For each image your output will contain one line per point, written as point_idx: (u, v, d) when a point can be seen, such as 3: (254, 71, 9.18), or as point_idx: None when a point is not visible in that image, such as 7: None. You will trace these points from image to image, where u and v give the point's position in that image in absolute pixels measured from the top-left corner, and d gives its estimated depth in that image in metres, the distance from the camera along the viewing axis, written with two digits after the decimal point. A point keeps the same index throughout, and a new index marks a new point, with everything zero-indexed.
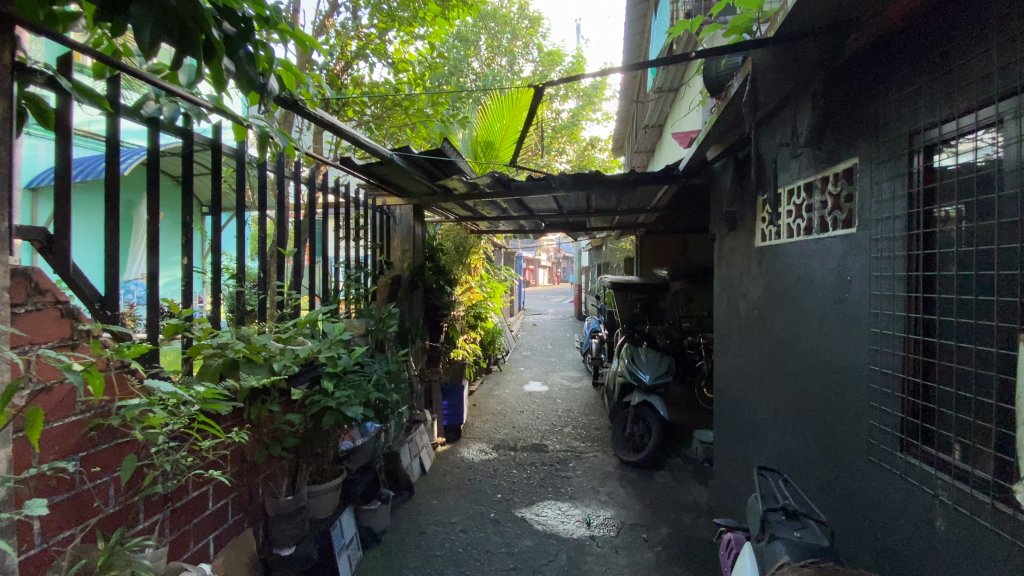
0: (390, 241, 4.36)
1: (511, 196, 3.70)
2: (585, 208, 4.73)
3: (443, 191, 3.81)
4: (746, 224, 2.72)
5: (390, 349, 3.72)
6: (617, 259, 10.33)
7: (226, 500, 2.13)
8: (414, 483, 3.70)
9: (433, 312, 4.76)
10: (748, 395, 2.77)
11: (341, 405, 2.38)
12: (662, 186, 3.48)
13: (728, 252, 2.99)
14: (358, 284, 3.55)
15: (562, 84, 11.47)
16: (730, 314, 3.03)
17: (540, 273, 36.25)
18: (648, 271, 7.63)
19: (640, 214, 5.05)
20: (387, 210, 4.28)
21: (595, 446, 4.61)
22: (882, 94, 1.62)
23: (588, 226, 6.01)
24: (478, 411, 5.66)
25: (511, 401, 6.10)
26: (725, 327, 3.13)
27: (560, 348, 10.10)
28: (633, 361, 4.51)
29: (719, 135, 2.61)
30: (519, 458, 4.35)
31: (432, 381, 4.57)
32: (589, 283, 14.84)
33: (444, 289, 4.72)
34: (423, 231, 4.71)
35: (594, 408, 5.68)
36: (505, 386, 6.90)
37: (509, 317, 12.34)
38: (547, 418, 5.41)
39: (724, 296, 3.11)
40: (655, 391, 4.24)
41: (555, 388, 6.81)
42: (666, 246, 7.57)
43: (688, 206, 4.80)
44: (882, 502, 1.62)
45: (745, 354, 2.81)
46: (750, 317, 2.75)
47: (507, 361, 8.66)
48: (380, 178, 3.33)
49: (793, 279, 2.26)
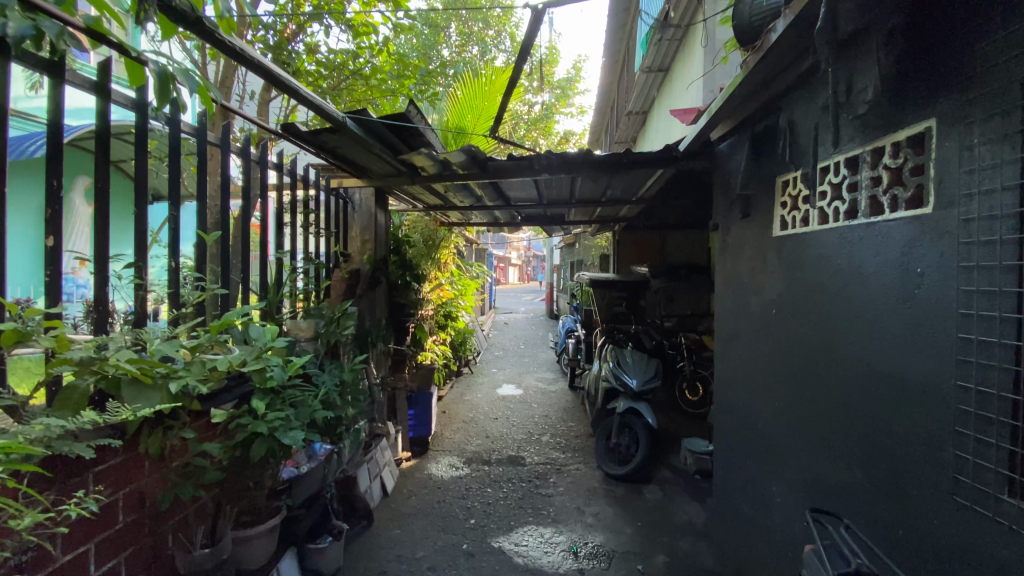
0: (347, 230, 3.83)
1: (487, 178, 3.24)
2: (567, 197, 4.32)
3: (409, 170, 3.31)
4: (762, 209, 2.35)
5: (346, 354, 3.21)
6: (591, 257, 9.99)
7: (116, 561, 1.62)
8: (373, 509, 3.20)
9: (398, 311, 4.25)
10: (762, 407, 2.41)
11: (275, 429, 1.87)
12: (658, 171, 3.08)
13: (738, 242, 2.62)
14: (307, 279, 3.02)
15: (535, 76, 11.06)
16: (738, 313, 2.66)
17: (509, 271, 35.81)
18: (627, 268, 7.31)
19: (625, 205, 4.66)
20: (344, 194, 3.74)
21: (577, 457, 4.20)
22: (988, 28, 1.23)
23: (566, 219, 5.62)
24: (448, 418, 5.18)
25: (484, 407, 5.64)
26: (730, 329, 2.78)
27: (533, 348, 9.71)
28: (618, 364, 4.12)
29: (734, 106, 2.24)
30: (493, 473, 3.90)
31: (396, 388, 4.06)
32: (560, 281, 14.57)
33: (411, 285, 4.22)
34: (387, 221, 4.18)
35: (573, 414, 5.28)
36: (478, 389, 6.45)
37: (480, 316, 11.87)
38: (524, 426, 4.99)
39: (730, 293, 2.75)
40: (642, 397, 3.86)
41: (529, 392, 6.40)
42: (645, 242, 7.26)
43: (676, 198, 4.47)
44: (978, 558, 1.26)
45: (758, 359, 2.45)
46: (764, 318, 2.39)
47: (479, 362, 8.20)
48: (333, 152, 2.81)
49: (829, 273, 1.90)
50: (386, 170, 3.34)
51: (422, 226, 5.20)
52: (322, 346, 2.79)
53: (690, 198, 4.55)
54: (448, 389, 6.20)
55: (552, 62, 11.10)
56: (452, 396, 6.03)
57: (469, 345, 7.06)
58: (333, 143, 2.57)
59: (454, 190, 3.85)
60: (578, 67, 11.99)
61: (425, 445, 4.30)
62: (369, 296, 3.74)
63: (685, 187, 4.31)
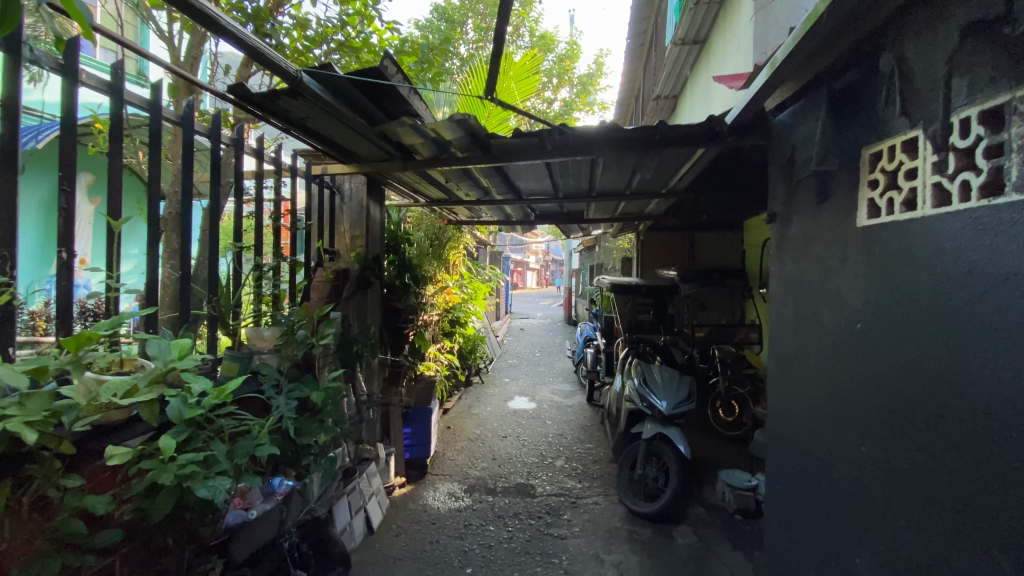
0: (334, 224, 3.36)
1: (492, 162, 2.73)
2: (587, 189, 3.79)
3: (402, 154, 2.82)
4: (844, 190, 1.80)
5: (324, 367, 2.74)
6: (612, 260, 9.39)
7: None
8: (353, 550, 2.72)
9: (392, 317, 3.76)
10: (841, 452, 1.84)
11: (190, 481, 1.42)
12: (699, 152, 2.54)
13: (804, 236, 2.06)
14: (276, 279, 2.56)
15: (555, 72, 10.61)
16: (802, 327, 2.10)
17: (528, 275, 35.24)
18: (652, 272, 6.73)
19: (654, 200, 4.11)
20: (332, 183, 3.27)
21: (596, 487, 3.65)
22: None
23: (586, 217, 5.09)
24: (452, 436, 4.67)
25: (493, 422, 5.12)
26: (790, 347, 2.20)
27: (550, 356, 9.16)
28: (643, 381, 3.56)
29: (808, 55, 1.70)
30: (497, 506, 3.37)
31: (389, 404, 3.58)
32: (580, 285, 13.97)
33: (410, 288, 3.74)
34: (382, 216, 3.70)
35: (591, 433, 4.72)
36: (488, 401, 5.94)
37: (496, 322, 11.40)
38: (535, 447, 4.45)
39: (791, 301, 2.18)
40: (673, 422, 3.30)
41: (543, 405, 5.86)
42: (672, 243, 6.68)
43: (711, 189, 3.92)
44: None
45: (833, 387, 1.88)
46: (843, 334, 1.83)
47: (491, 371, 7.70)
48: (303, 127, 2.35)
49: (958, 275, 1.34)
50: (374, 154, 2.86)
51: (427, 224, 4.73)
52: (288, 359, 2.32)
53: (727, 190, 3.99)
54: (455, 401, 5.70)
55: (573, 57, 10.63)
56: (459, 409, 5.53)
57: (479, 353, 6.56)
58: (299, 113, 2.11)
59: (457, 179, 3.37)
60: (600, 62, 11.45)
61: (422, 468, 3.81)
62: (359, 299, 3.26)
63: (722, 176, 3.77)
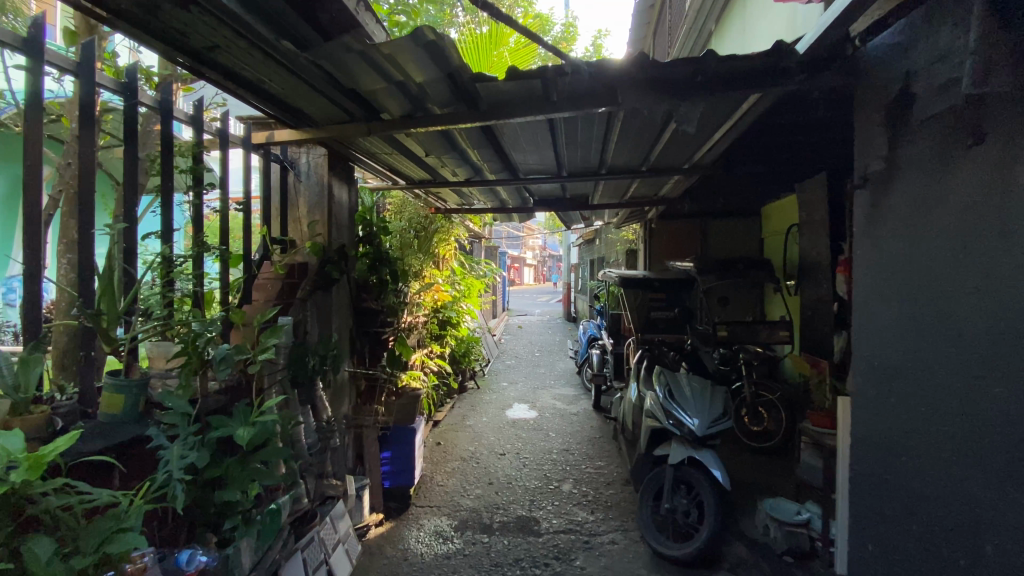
0: (288, 208, 2.73)
1: (480, 120, 2.10)
2: (596, 164, 3.17)
3: (365, 111, 2.19)
4: (1006, 124, 1.21)
5: (266, 389, 2.12)
6: (616, 253, 8.76)
7: None
8: None
9: (365, 321, 3.14)
10: (998, 513, 1.25)
11: None
12: (753, 100, 1.93)
13: (923, 204, 1.47)
14: (196, 274, 1.92)
15: (550, 57, 9.99)
16: (917, 332, 1.51)
17: (525, 272, 34.54)
18: (661, 265, 6.14)
19: (674, 178, 3.50)
20: (283, 155, 2.63)
21: (613, 521, 3.05)
22: None
23: (592, 202, 4.51)
24: (443, 454, 4.06)
25: (489, 436, 4.51)
26: (895, 357, 1.61)
27: (552, 356, 8.55)
28: (665, 387, 2.94)
29: None
30: (495, 549, 2.77)
31: (362, 426, 2.97)
32: (580, 281, 13.36)
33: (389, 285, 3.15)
34: (351, 199, 3.07)
35: (602, 448, 4.12)
36: (484, 410, 5.32)
37: (493, 321, 10.78)
38: (538, 467, 3.85)
39: (897, 295, 1.59)
40: (707, 443, 2.71)
41: (545, 413, 5.25)
42: (685, 233, 6.11)
43: (742, 162, 3.35)
44: None
45: (977, 416, 1.30)
46: (1001, 341, 1.24)
47: (487, 374, 7.08)
48: (222, 67, 1.73)
49: None
50: (325, 115, 2.23)
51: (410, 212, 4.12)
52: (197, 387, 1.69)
53: (760, 163, 3.42)
54: (447, 410, 5.08)
55: (570, 40, 10.02)
56: (452, 420, 4.91)
57: (473, 356, 5.94)
58: (202, 36, 1.49)
59: (438, 150, 2.74)
60: (598, 44, 10.82)
61: (405, 500, 3.20)
62: (320, 300, 2.64)
63: (757, 145, 3.19)
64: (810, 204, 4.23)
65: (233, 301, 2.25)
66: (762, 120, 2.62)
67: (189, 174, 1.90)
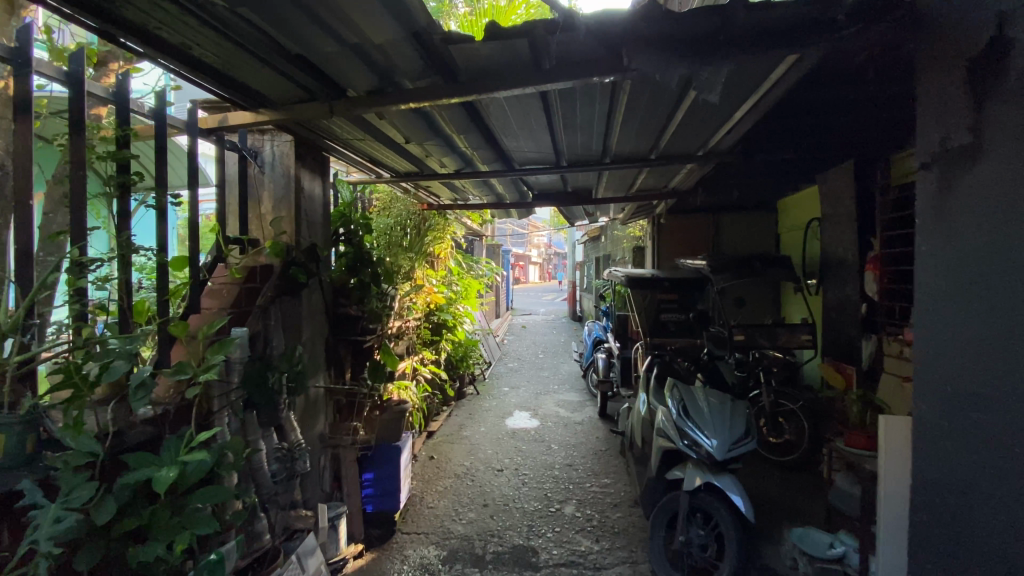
0: (250, 203, 2.42)
1: (459, 98, 1.79)
2: (600, 152, 2.84)
3: (327, 90, 1.88)
4: None
5: (209, 414, 1.82)
6: (623, 250, 8.41)
7: None
8: None
9: (342, 328, 2.83)
10: None
11: None
12: (789, 66, 1.60)
13: (1018, 184, 1.15)
14: (119, 281, 1.61)
15: None
16: (1007, 350, 1.19)
17: (530, 270, 34.18)
18: (671, 263, 5.81)
19: (686, 167, 3.17)
20: (244, 143, 2.33)
21: (619, 552, 2.72)
22: None
23: (596, 196, 4.18)
24: (435, 470, 3.73)
25: (487, 448, 4.18)
26: (974, 381, 1.28)
27: (556, 358, 8.22)
28: (680, 400, 2.60)
29: None
30: None
31: (340, 447, 2.67)
32: (585, 279, 13.00)
33: (370, 288, 2.84)
34: (327, 194, 2.76)
35: (608, 463, 3.79)
36: (483, 418, 4.99)
37: (495, 321, 10.45)
38: (539, 484, 3.52)
39: (981, 303, 1.26)
40: (727, 468, 2.38)
41: (547, 422, 4.92)
42: (695, 228, 5.77)
43: (764, 148, 3.03)
44: None
45: None
46: None
47: (487, 378, 6.76)
48: (139, 29, 1.43)
49: None
50: (281, 95, 1.93)
51: (398, 208, 3.81)
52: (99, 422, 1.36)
53: (784, 150, 3.10)
54: (443, 419, 4.76)
55: None
56: (447, 430, 4.58)
57: (472, 361, 5.62)
58: None
59: (419, 137, 2.42)
60: None
61: (389, 526, 2.90)
62: (287, 306, 2.34)
63: (780, 127, 2.87)
64: (835, 195, 3.89)
65: (177, 311, 1.94)
66: (790, 95, 2.30)
67: (113, 161, 1.60)
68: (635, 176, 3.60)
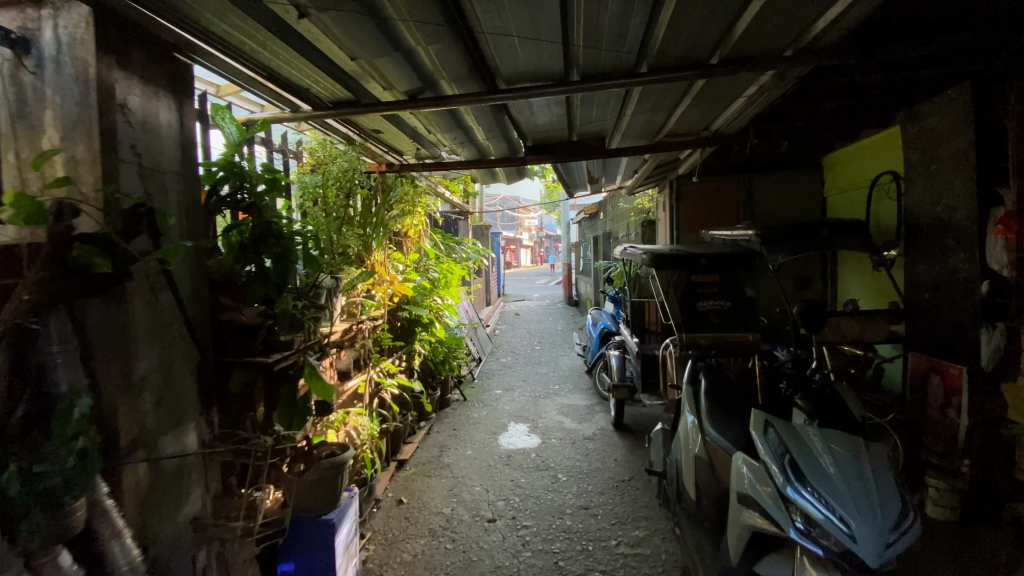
0: (19, 132, 1.34)
1: None
2: (632, 48, 1.77)
3: None
4: None
5: None
6: (627, 226, 7.40)
7: None
8: None
9: (229, 342, 1.79)
10: None
11: None
12: None
13: None
14: None
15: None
16: None
17: (521, 254, 33.05)
18: (693, 237, 4.84)
19: (756, 87, 2.13)
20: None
21: None
22: None
23: (609, 147, 3.16)
24: (402, 524, 2.69)
25: (474, 482, 3.15)
26: None
27: (555, 351, 7.23)
28: (784, 451, 1.54)
29: None
30: None
31: (226, 539, 1.64)
32: (582, 261, 11.99)
33: (275, 280, 1.80)
34: (193, 129, 1.69)
35: (639, 507, 2.77)
36: (471, 435, 3.96)
37: (484, 309, 9.42)
38: (546, 545, 2.50)
39: None
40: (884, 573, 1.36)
41: (550, 439, 3.89)
42: (721, 194, 4.77)
43: (886, 51, 2.01)
44: None
45: None
46: None
47: (476, 379, 5.74)
48: None
49: None
50: None
51: (337, 166, 2.66)
52: None
53: (906, 54, 2.10)
54: (418, 442, 3.73)
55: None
56: (424, 456, 3.55)
57: (457, 363, 4.59)
58: None
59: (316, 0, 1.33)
60: None
61: None
62: (91, 320, 1.29)
63: (916, 10, 1.85)
64: (935, 136, 2.91)
65: None
66: None
67: None
68: (665, 120, 2.65)
